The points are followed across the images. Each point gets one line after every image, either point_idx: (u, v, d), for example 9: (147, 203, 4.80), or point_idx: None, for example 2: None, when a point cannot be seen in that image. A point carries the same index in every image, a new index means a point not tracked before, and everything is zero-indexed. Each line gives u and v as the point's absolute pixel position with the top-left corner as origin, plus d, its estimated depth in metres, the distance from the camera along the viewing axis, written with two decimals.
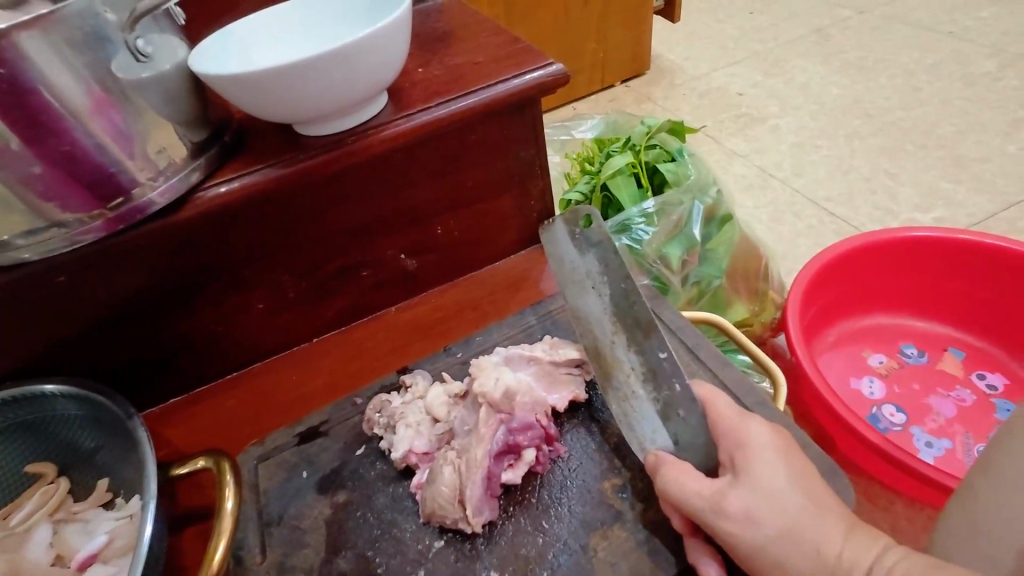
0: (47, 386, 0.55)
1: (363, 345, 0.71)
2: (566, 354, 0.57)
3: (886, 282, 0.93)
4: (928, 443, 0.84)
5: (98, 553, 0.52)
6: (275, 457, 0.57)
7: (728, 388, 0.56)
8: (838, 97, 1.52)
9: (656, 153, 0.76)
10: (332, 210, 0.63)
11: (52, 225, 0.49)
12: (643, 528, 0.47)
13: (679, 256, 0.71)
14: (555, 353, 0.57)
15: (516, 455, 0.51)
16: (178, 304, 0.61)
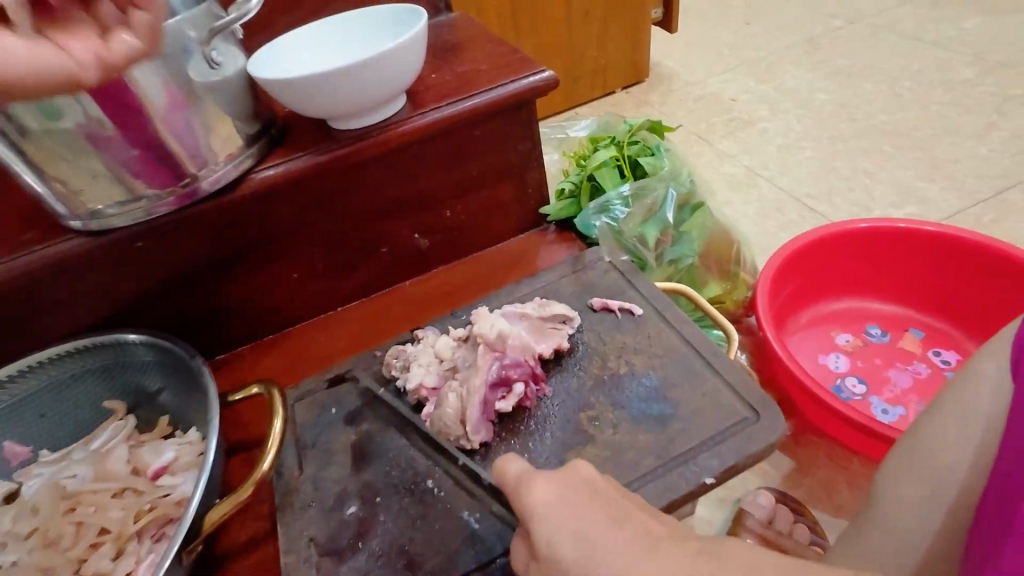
0: (128, 335, 0.66)
1: (382, 311, 0.82)
2: (552, 311, 0.67)
3: (852, 268, 1.03)
4: (884, 410, 0.93)
5: (168, 466, 0.62)
6: (309, 398, 0.68)
7: (691, 342, 0.65)
8: (825, 102, 1.62)
9: (638, 148, 0.89)
10: (358, 193, 0.75)
11: (134, 198, 0.61)
12: (610, 447, 0.58)
13: (655, 235, 0.84)
14: (543, 310, 0.68)
15: (508, 387, 0.61)
16: (229, 270, 0.73)
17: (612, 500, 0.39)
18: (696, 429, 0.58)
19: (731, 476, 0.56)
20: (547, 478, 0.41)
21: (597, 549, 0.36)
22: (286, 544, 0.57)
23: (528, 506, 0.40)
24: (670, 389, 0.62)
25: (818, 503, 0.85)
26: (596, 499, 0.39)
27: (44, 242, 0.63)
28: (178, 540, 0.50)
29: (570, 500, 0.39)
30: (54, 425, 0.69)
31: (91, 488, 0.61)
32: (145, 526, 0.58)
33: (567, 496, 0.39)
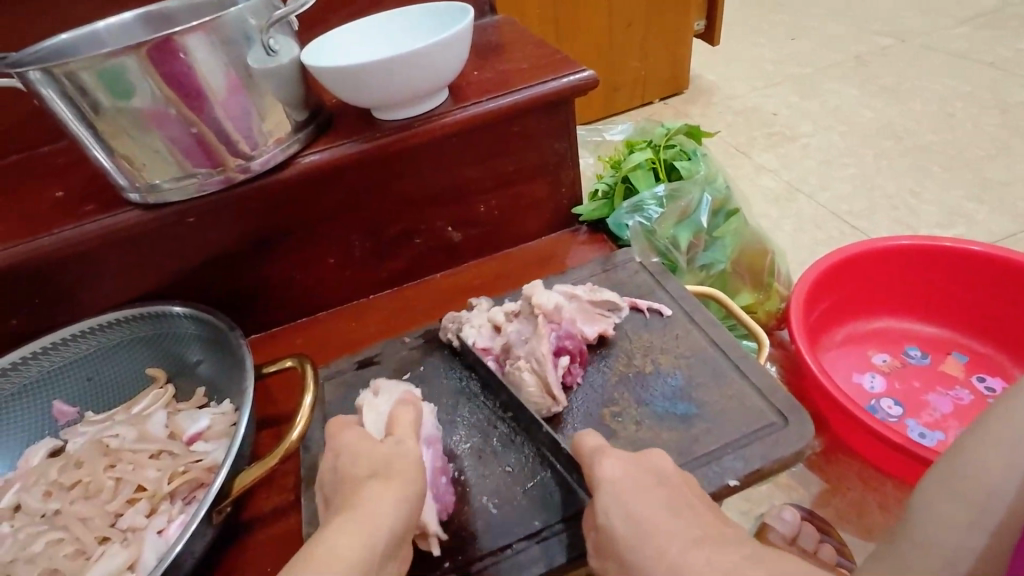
0: (175, 307, 0.70)
1: (412, 301, 0.83)
2: (601, 295, 0.68)
3: (893, 286, 1.00)
4: (922, 434, 0.89)
5: (201, 433, 0.65)
6: (338, 377, 0.70)
7: (718, 345, 0.65)
8: (870, 119, 1.58)
9: (674, 152, 0.89)
10: (397, 182, 0.77)
11: (187, 175, 0.65)
12: (632, 442, 0.57)
13: (687, 238, 0.84)
14: (592, 294, 0.68)
15: (570, 357, 0.63)
16: (269, 250, 0.76)
17: (674, 491, 0.47)
18: (721, 430, 0.57)
19: (755, 481, 0.55)
20: (619, 459, 0.49)
21: (651, 521, 0.44)
22: (308, 516, 0.58)
23: (599, 477, 0.48)
24: (696, 389, 0.61)
25: (848, 525, 0.82)
26: (660, 489, 0.47)
27: (104, 213, 0.67)
28: (208, 500, 0.52)
29: (637, 481, 0.47)
30: (100, 388, 0.73)
31: (131, 447, 0.63)
32: (178, 487, 0.60)
33: (635, 480, 0.47)
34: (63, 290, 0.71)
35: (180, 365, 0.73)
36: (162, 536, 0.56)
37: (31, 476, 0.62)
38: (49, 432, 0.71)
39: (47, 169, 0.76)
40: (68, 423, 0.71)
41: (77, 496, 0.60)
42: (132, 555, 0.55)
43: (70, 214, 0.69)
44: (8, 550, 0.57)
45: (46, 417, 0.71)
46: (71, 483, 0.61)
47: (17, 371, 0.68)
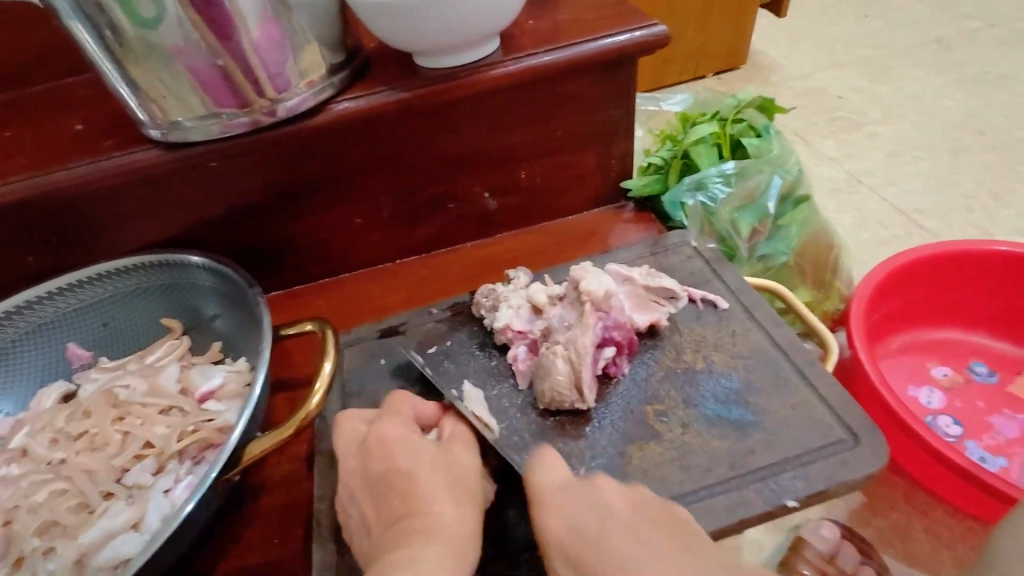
0: (193, 256, 0.66)
1: (439, 271, 0.78)
2: (660, 283, 0.61)
3: (963, 295, 0.91)
4: (982, 458, 0.81)
5: (215, 391, 0.61)
6: (361, 345, 0.65)
7: (781, 347, 0.58)
8: (949, 110, 1.44)
9: (742, 128, 0.80)
10: (435, 138, 0.71)
11: (211, 114, 0.59)
12: (678, 446, 0.52)
13: (749, 224, 0.76)
14: (650, 280, 0.62)
15: (614, 349, 0.57)
16: (294, 203, 0.71)
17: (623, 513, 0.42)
18: (780, 443, 0.51)
19: (816, 503, 0.49)
20: (560, 496, 0.44)
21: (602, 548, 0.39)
22: (320, 490, 0.55)
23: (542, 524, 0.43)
24: (752, 394, 0.55)
25: (889, 548, 0.76)
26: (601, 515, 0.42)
27: (124, 149, 0.63)
28: (216, 465, 0.48)
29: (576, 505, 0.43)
30: (115, 335, 0.70)
31: (142, 401, 0.60)
32: (187, 447, 0.57)
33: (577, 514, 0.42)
34: (80, 230, 0.67)
35: (196, 318, 0.69)
36: (168, 496, 0.53)
37: (39, 421, 0.60)
38: (62, 375, 0.68)
39: (69, 100, 0.72)
40: (81, 368, 0.69)
41: (82, 447, 0.57)
42: (136, 514, 0.52)
43: (89, 148, 0.64)
44: (11, 496, 0.54)
45: (60, 359, 0.68)
46: (77, 433, 0.58)
47: (31, 311, 0.65)
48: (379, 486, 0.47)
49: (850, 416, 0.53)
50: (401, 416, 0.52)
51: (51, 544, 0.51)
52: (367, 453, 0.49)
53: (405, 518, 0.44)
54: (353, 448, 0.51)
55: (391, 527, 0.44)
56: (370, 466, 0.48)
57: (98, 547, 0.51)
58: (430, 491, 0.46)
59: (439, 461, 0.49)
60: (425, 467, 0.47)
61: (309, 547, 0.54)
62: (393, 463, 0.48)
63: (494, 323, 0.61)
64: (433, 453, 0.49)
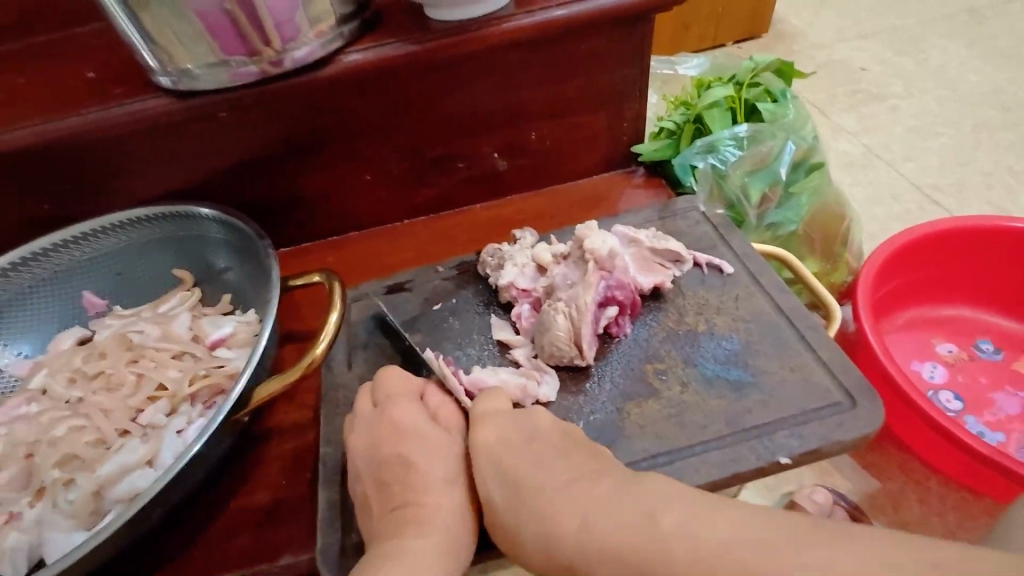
0: (203, 209, 0.67)
1: (446, 232, 0.78)
2: (666, 246, 0.61)
3: (972, 270, 0.91)
4: (980, 433, 0.82)
5: (225, 339, 0.63)
6: (366, 300, 0.66)
7: (785, 312, 0.58)
8: (976, 84, 1.40)
9: (757, 92, 0.79)
10: (445, 95, 0.70)
11: (220, 62, 0.59)
12: (676, 404, 0.53)
13: (760, 189, 0.75)
14: (656, 242, 0.62)
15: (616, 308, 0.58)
16: (303, 157, 0.71)
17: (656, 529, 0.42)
18: (777, 402, 0.52)
19: (810, 461, 0.50)
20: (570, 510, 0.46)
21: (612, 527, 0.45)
22: (325, 437, 0.57)
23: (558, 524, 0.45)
24: (753, 356, 0.55)
25: (881, 515, 0.77)
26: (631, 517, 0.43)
27: (135, 96, 0.63)
28: (225, 406, 0.50)
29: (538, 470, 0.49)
30: (129, 284, 0.72)
31: (155, 346, 0.62)
32: (199, 390, 0.59)
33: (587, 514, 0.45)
34: (92, 178, 0.68)
35: (207, 270, 0.70)
36: (181, 436, 0.55)
37: (57, 362, 0.62)
38: (79, 322, 0.70)
39: (81, 48, 0.71)
40: (97, 315, 0.70)
41: (99, 386, 0.59)
42: (151, 451, 0.54)
43: (100, 96, 0.64)
44: (32, 430, 0.56)
45: (75, 305, 0.70)
46: (94, 373, 0.60)
47: (49, 257, 0.67)
48: (384, 473, 0.50)
49: (849, 379, 0.53)
50: (409, 398, 0.54)
51: (70, 475, 0.53)
52: (377, 439, 0.52)
53: (404, 507, 0.49)
54: (364, 423, 0.53)
55: (390, 513, 0.49)
56: (377, 451, 0.51)
57: (114, 481, 0.53)
58: (427, 481, 0.50)
59: (441, 446, 0.52)
60: (425, 455, 0.51)
61: (315, 490, 0.56)
62: (399, 452, 0.51)
63: (499, 281, 0.61)
64: (437, 441, 0.53)
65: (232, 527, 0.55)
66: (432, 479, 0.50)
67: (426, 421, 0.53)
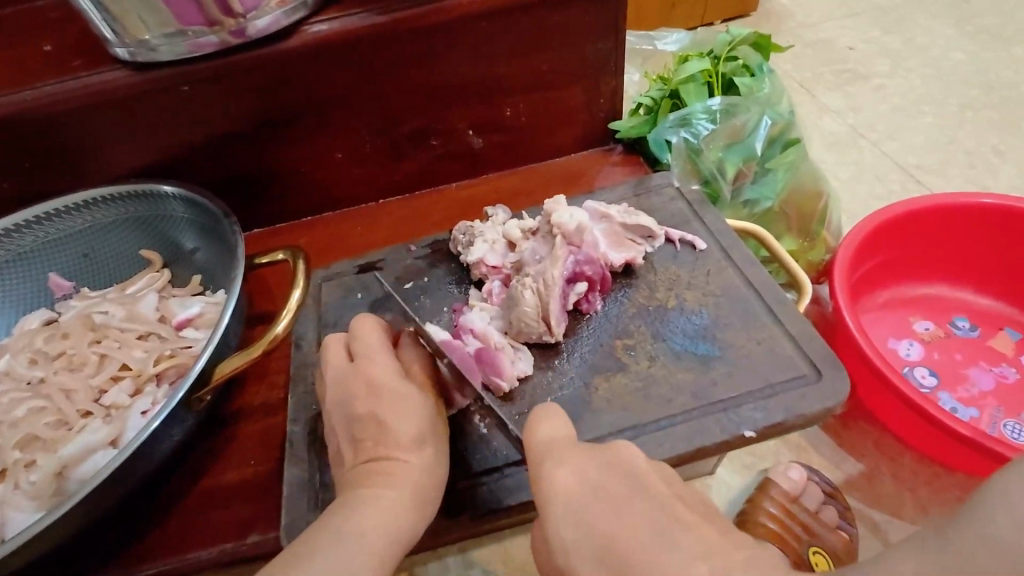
0: (167, 187, 0.65)
1: (422, 210, 0.77)
2: (636, 221, 0.61)
3: (949, 248, 0.91)
4: (954, 409, 0.83)
5: (192, 319, 0.62)
6: (337, 279, 0.65)
7: (754, 286, 0.58)
8: (960, 63, 1.39)
9: (735, 66, 0.77)
10: (415, 70, 0.68)
11: (179, 32, 0.58)
12: (642, 378, 0.53)
13: (736, 165, 0.74)
14: (627, 217, 0.61)
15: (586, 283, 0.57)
16: (272, 135, 0.70)
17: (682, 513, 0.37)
18: (743, 375, 0.52)
19: (774, 435, 0.50)
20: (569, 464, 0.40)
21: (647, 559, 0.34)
22: (292, 415, 0.56)
23: (546, 493, 0.39)
24: (721, 331, 0.55)
25: (856, 490, 0.78)
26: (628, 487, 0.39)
27: (93, 70, 0.62)
28: (186, 384, 0.49)
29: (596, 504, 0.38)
30: (96, 266, 0.70)
31: (119, 326, 0.61)
32: (164, 370, 0.58)
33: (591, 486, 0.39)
34: (49, 157, 0.66)
35: (176, 250, 0.69)
36: (146, 416, 0.55)
37: (19, 342, 0.61)
38: (45, 304, 0.68)
39: (37, 22, 0.69)
40: (63, 297, 0.69)
41: (61, 367, 0.58)
42: (115, 431, 0.54)
43: (56, 70, 0.63)
44: None
45: (40, 287, 0.68)
46: (55, 354, 0.59)
47: (12, 237, 0.65)
48: (356, 427, 0.47)
49: (817, 352, 0.53)
50: (381, 353, 0.49)
51: (32, 457, 0.53)
52: (347, 393, 0.48)
53: (375, 461, 0.45)
54: (337, 372, 0.50)
55: (360, 465, 0.45)
56: (350, 405, 0.47)
57: (78, 460, 0.52)
58: (399, 437, 0.45)
59: (414, 402, 0.47)
60: (397, 413, 0.46)
61: (283, 469, 0.56)
62: (373, 409, 0.46)
63: (468, 257, 0.60)
64: (407, 395, 0.47)
65: (200, 507, 0.54)
66: (405, 438, 0.45)
67: (397, 378, 0.48)
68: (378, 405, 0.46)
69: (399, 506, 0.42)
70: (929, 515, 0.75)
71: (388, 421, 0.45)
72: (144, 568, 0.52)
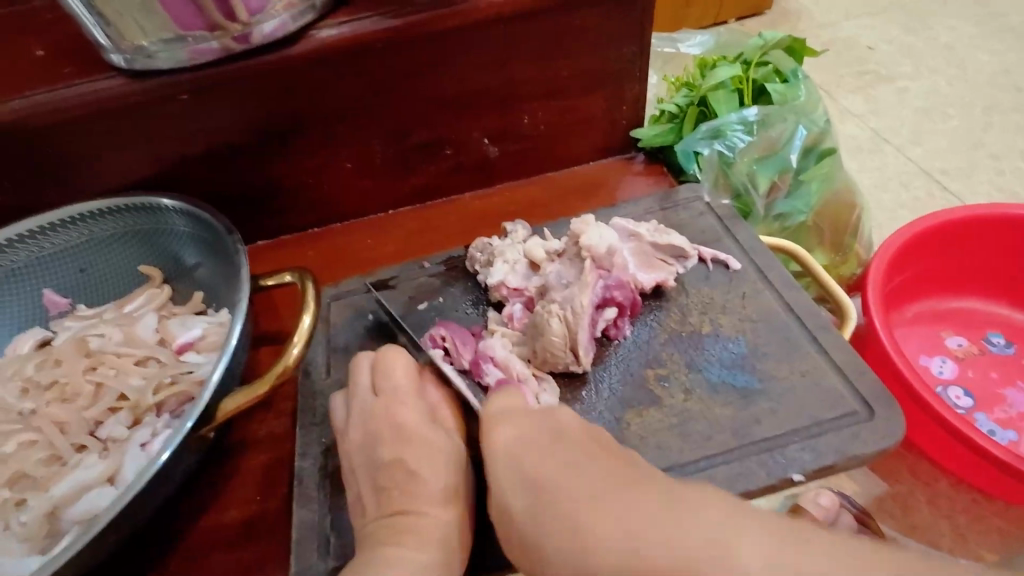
0: (166, 200, 0.62)
1: (435, 223, 0.73)
2: (668, 241, 0.57)
3: (984, 261, 0.87)
4: (991, 431, 0.79)
5: (194, 343, 0.58)
6: (348, 300, 0.61)
7: (794, 311, 0.54)
8: (985, 64, 1.34)
9: (767, 72, 0.74)
10: (428, 76, 0.64)
11: (177, 37, 0.54)
12: (678, 413, 0.49)
13: (769, 178, 0.70)
14: (659, 237, 0.57)
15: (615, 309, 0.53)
16: (276, 145, 0.66)
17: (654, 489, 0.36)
18: (787, 411, 0.48)
19: (822, 477, 0.46)
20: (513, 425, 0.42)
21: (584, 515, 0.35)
22: (301, 449, 0.52)
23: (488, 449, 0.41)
24: (761, 360, 0.51)
25: (889, 518, 0.74)
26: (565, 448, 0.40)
27: (87, 77, 0.58)
28: (188, 421, 0.45)
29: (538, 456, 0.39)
30: (92, 282, 0.67)
31: (116, 351, 0.57)
32: (164, 399, 0.54)
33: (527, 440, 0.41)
34: (41, 168, 0.62)
35: (177, 266, 0.65)
36: (144, 450, 0.51)
37: (9, 368, 0.57)
38: (38, 323, 0.65)
39: (28, 24, 0.65)
40: (59, 314, 0.65)
41: (54, 396, 0.54)
42: (112, 467, 0.50)
43: (48, 77, 0.59)
44: None
45: (33, 305, 0.65)
46: (47, 382, 0.55)
47: (3, 254, 0.61)
48: (380, 475, 0.46)
49: (865, 385, 0.49)
50: (410, 397, 0.49)
51: (23, 495, 0.49)
52: (373, 437, 0.47)
53: (400, 513, 0.43)
54: (361, 412, 0.49)
55: (384, 518, 0.43)
56: (376, 451, 0.47)
57: (72, 500, 0.49)
58: (426, 487, 0.44)
59: (442, 449, 0.46)
60: (425, 462, 0.45)
61: (291, 506, 0.52)
62: (401, 455, 0.46)
63: (489, 279, 0.57)
64: (434, 443, 0.46)
65: (203, 547, 0.51)
66: (430, 488, 0.44)
67: (424, 422, 0.48)
68: (405, 451, 0.46)
69: (425, 564, 0.40)
70: (967, 544, 0.72)
71: (415, 469, 0.45)
72: None
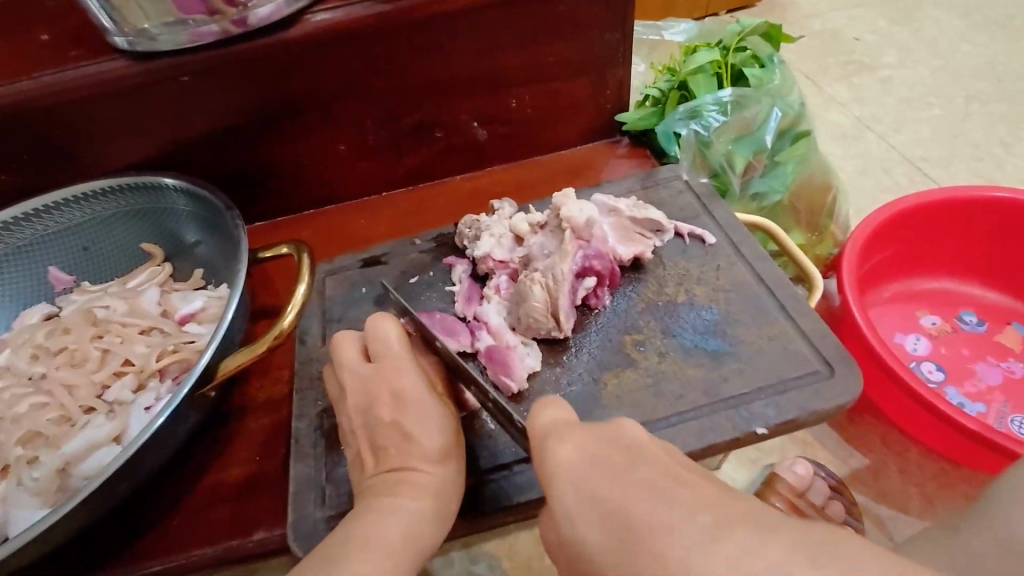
0: (167, 179, 0.64)
1: (426, 203, 0.76)
2: (646, 215, 0.60)
3: (957, 242, 0.90)
4: (961, 404, 0.82)
5: (195, 314, 0.61)
6: (341, 274, 0.64)
7: (765, 281, 0.57)
8: (968, 55, 1.37)
9: (745, 57, 0.76)
10: (419, 60, 0.67)
11: (179, 21, 0.56)
12: (653, 375, 0.52)
13: (746, 158, 0.73)
14: (636, 211, 0.60)
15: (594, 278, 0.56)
16: (273, 127, 0.69)
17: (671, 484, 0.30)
18: (755, 371, 0.51)
19: (787, 431, 0.49)
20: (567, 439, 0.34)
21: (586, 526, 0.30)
22: (297, 411, 0.55)
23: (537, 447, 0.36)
24: (732, 326, 0.54)
25: (861, 485, 0.78)
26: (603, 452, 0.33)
27: (91, 59, 0.60)
28: (190, 380, 0.48)
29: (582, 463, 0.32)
30: (96, 259, 0.69)
31: (121, 321, 0.60)
32: (168, 365, 0.57)
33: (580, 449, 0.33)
34: (46, 149, 0.65)
35: (177, 243, 0.68)
36: (149, 412, 0.54)
37: (19, 337, 0.60)
38: (45, 298, 0.68)
39: (33, 10, 0.68)
40: (64, 291, 0.68)
41: (62, 363, 0.57)
42: (119, 427, 0.53)
43: (53, 59, 0.61)
44: None
45: (40, 281, 0.67)
46: (57, 349, 0.58)
47: (11, 231, 0.64)
48: (376, 434, 0.47)
49: (828, 348, 0.53)
50: (405, 362, 0.49)
51: (34, 453, 0.52)
52: (368, 402, 0.48)
53: (397, 470, 0.45)
54: (355, 377, 0.50)
55: (381, 474, 0.45)
56: (372, 412, 0.48)
57: (81, 457, 0.52)
58: (421, 446, 0.45)
59: (436, 412, 0.47)
60: (420, 425, 0.46)
61: (288, 465, 0.55)
62: (397, 418, 0.47)
63: (475, 252, 0.60)
64: (428, 406, 0.47)
65: (205, 503, 0.54)
66: (426, 447, 0.45)
67: (420, 386, 0.48)
68: (402, 417, 0.47)
69: (420, 515, 0.42)
70: (935, 510, 0.75)
71: (411, 431, 0.46)
72: (149, 565, 0.51)
